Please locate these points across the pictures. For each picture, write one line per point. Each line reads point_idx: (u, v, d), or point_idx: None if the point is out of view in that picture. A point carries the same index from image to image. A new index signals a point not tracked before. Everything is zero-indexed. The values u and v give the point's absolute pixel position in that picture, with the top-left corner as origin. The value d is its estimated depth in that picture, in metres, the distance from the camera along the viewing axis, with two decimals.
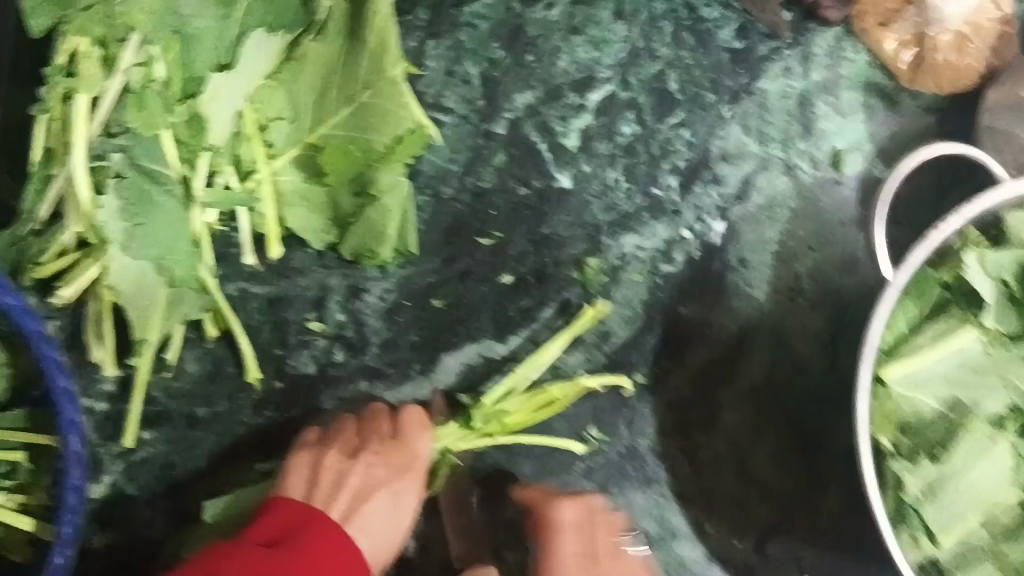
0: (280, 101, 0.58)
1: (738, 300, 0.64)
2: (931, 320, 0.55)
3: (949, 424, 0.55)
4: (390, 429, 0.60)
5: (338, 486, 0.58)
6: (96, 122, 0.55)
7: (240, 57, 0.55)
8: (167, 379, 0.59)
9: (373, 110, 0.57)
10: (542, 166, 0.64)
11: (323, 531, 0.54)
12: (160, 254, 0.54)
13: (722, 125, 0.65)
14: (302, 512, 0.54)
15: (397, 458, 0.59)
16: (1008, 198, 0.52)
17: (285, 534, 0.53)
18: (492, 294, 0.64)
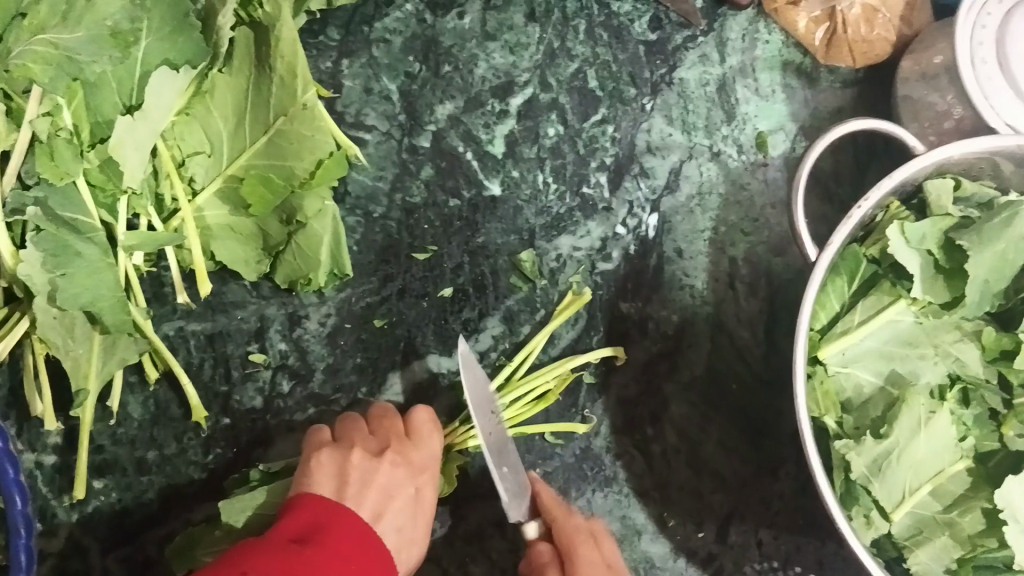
0: (196, 135, 0.60)
1: (677, 291, 0.66)
2: (861, 297, 0.56)
3: (890, 398, 0.55)
4: (404, 428, 0.60)
5: (362, 486, 0.56)
6: (8, 175, 0.56)
7: (146, 98, 0.55)
8: (112, 426, 0.60)
9: (291, 137, 0.58)
10: (470, 175, 0.66)
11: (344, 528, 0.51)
12: (87, 302, 0.54)
13: (646, 118, 0.68)
14: (330, 509, 0.52)
15: (419, 458, 0.58)
16: (924, 168, 0.53)
17: (310, 530, 0.50)
18: (433, 309, 0.64)
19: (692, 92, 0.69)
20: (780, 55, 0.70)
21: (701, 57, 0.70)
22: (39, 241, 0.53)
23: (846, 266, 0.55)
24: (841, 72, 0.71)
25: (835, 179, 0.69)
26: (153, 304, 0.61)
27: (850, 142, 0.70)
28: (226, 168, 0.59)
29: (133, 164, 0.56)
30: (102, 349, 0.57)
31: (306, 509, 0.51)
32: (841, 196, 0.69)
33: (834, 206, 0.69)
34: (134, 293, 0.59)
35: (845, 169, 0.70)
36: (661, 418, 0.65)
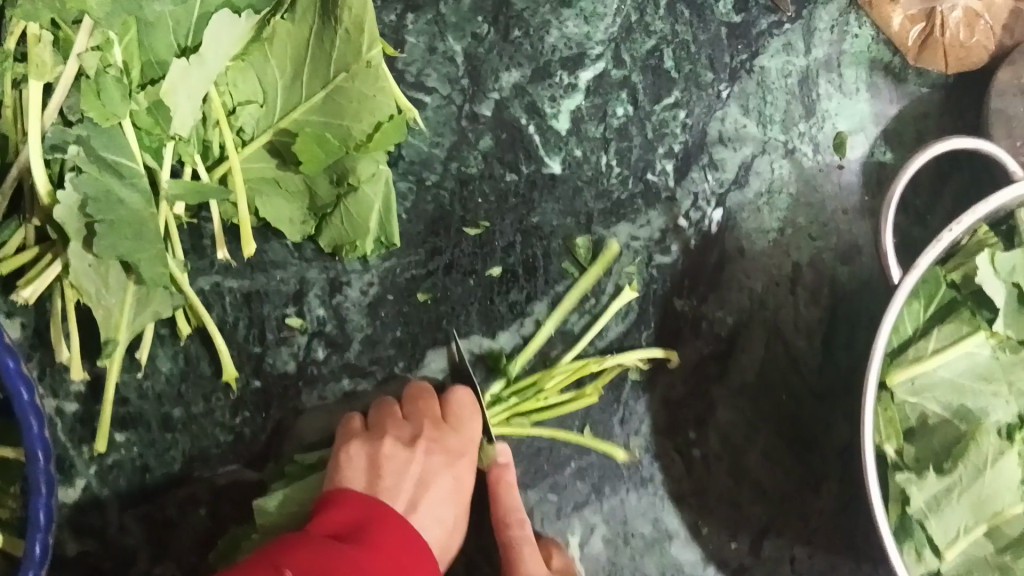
0: (250, 84, 0.56)
1: (734, 291, 0.63)
2: (938, 322, 0.53)
3: (956, 433, 0.52)
4: (441, 411, 0.57)
5: (397, 477, 0.55)
6: (50, 110, 0.53)
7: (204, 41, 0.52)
8: (139, 379, 0.57)
9: (349, 95, 0.54)
10: (531, 150, 0.62)
11: (385, 528, 0.50)
12: (122, 252, 0.52)
13: (721, 106, 0.64)
14: (365, 504, 0.51)
15: (452, 444, 0.57)
16: (1018, 196, 0.50)
17: (352, 529, 0.49)
18: (480, 287, 0.61)
19: (772, 82, 0.65)
20: (867, 52, 0.66)
21: (785, 46, 0.65)
22: (79, 184, 0.51)
23: (926, 289, 0.52)
24: (930, 76, 0.66)
25: (913, 190, 0.66)
26: (191, 256, 0.59)
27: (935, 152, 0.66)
28: (278, 122, 0.56)
29: (187, 111, 0.53)
30: (136, 300, 0.55)
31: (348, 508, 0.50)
32: (917, 208, 0.65)
33: (909, 217, 0.65)
34: (172, 243, 0.56)
35: (924, 180, 0.66)
36: (704, 423, 0.62)
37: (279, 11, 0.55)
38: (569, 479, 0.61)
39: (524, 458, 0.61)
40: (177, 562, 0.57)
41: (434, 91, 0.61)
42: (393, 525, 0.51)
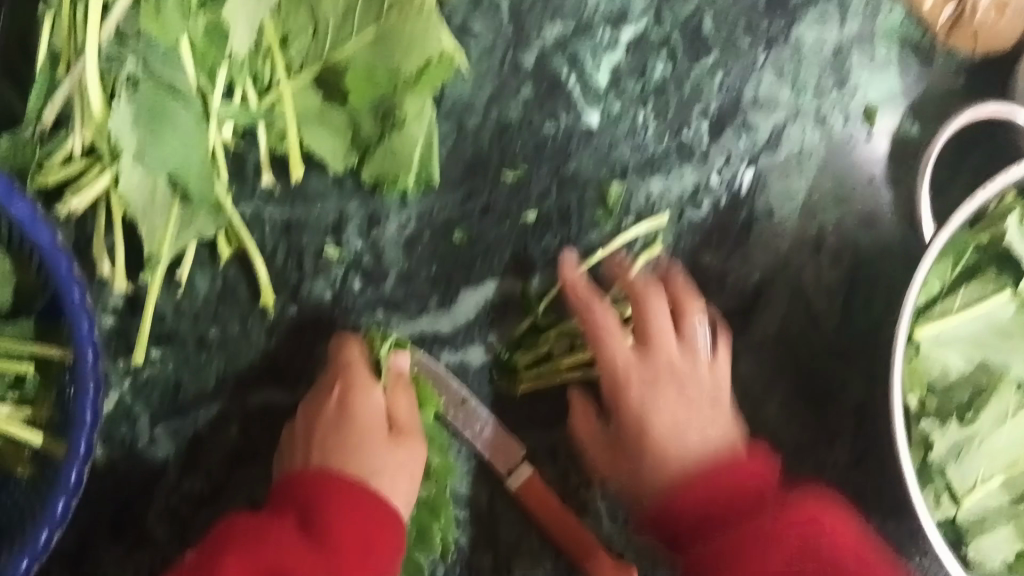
0: (302, 13, 0.57)
1: (761, 249, 0.65)
2: (964, 282, 0.54)
3: (977, 386, 0.54)
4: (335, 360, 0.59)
5: (324, 436, 0.57)
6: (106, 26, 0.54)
7: None
8: (177, 298, 0.58)
9: (400, 31, 0.56)
10: (570, 101, 0.64)
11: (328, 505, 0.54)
12: (173, 166, 0.53)
13: (756, 70, 0.66)
14: (318, 487, 0.54)
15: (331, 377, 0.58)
16: None
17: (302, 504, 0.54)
18: (514, 231, 0.63)
19: (807, 52, 0.67)
20: (899, 29, 0.68)
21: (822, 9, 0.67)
22: (135, 97, 0.52)
23: (954, 251, 0.53)
24: (958, 57, 0.68)
25: (939, 162, 0.67)
26: (234, 182, 0.60)
27: (962, 131, 0.67)
28: (329, 55, 0.57)
29: (242, 38, 0.55)
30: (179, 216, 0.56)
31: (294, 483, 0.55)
32: (941, 181, 0.67)
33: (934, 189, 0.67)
34: (219, 167, 0.58)
35: (949, 158, 0.67)
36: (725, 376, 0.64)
37: None
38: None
39: (547, 399, 0.62)
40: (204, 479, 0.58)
41: (478, 39, 0.62)
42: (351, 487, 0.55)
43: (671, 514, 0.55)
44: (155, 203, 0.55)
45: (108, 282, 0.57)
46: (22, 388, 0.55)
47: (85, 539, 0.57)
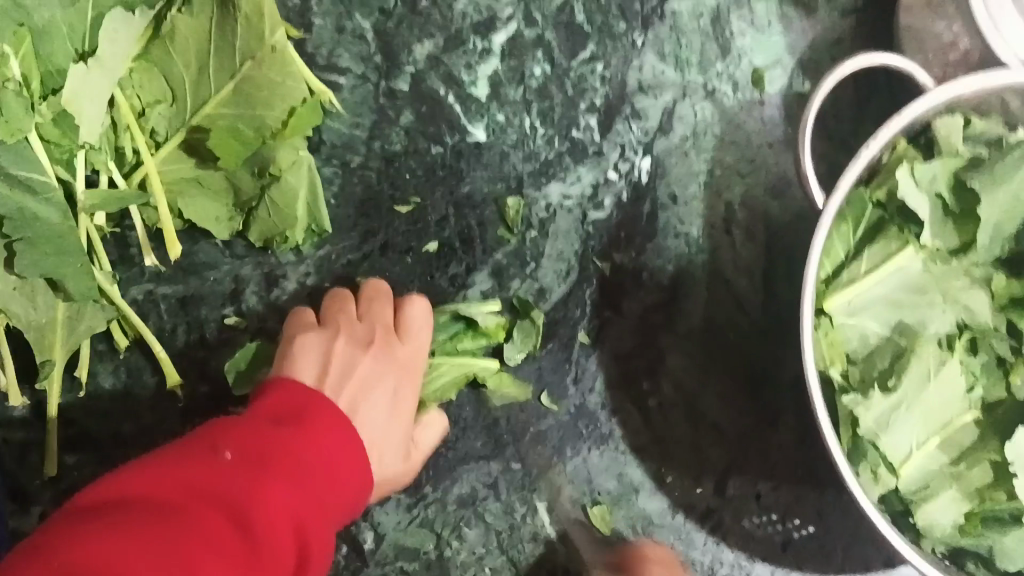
0: (99, 85, 0.52)
1: (672, 238, 0.63)
2: (868, 244, 0.54)
3: (897, 349, 0.54)
4: (291, 402, 0.50)
5: (343, 374, 0.55)
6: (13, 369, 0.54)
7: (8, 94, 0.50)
8: (55, 478, 0.56)
9: (136, 71, 0.55)
10: (453, 120, 0.62)
11: (321, 437, 0.47)
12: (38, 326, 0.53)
13: (637, 54, 0.64)
14: (302, 392, 0.50)
15: (304, 408, 0.49)
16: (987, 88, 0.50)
17: (289, 416, 0.48)
18: (418, 265, 0.61)
19: None
20: None
21: (851, 160, 0.51)
22: None
23: (852, 212, 0.53)
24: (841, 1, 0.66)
25: (835, 115, 0.65)
26: (119, 267, 0.58)
27: (840, 31, 0.66)
28: (265, 41, 0.53)
29: (94, 119, 0.52)
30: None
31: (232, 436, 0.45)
32: (840, 135, 0.65)
33: (833, 144, 0.65)
34: (82, 363, 0.56)
35: (844, 107, 0.65)
36: (627, 347, 0.62)
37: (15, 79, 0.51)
38: (563, 417, 0.61)
39: (501, 449, 0.60)
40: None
41: (346, 53, 0.60)
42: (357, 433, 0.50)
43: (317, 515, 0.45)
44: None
45: (38, 467, 0.56)
46: None
47: None
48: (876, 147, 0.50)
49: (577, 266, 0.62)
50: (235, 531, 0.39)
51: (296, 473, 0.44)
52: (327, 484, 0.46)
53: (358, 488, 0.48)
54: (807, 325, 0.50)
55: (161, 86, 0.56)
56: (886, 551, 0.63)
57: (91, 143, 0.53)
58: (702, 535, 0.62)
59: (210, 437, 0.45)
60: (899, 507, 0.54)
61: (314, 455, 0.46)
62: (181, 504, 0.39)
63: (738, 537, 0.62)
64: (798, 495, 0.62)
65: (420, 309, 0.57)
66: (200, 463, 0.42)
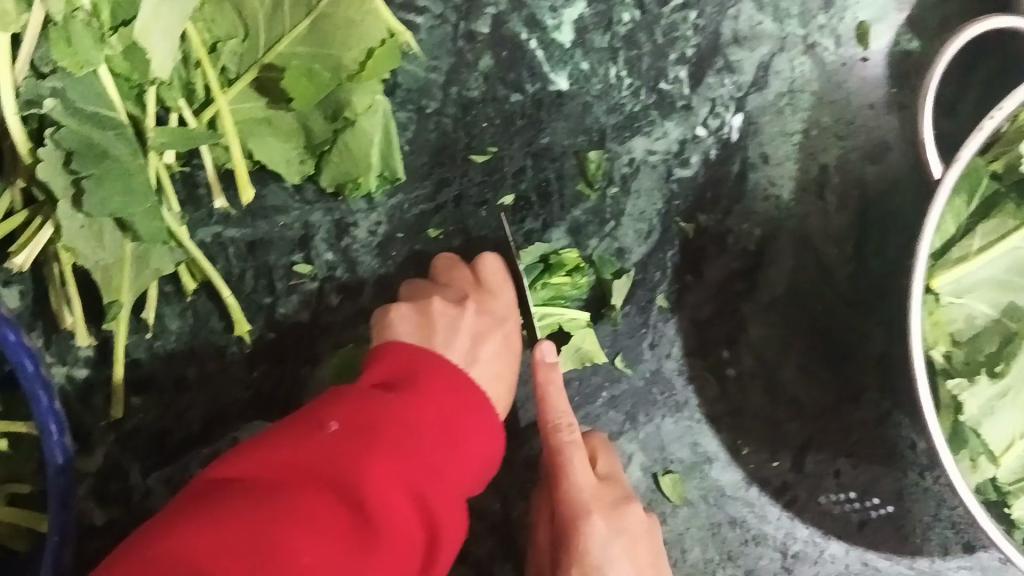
0: (170, 17, 0.49)
1: (760, 201, 0.60)
2: (979, 221, 0.51)
3: (1006, 332, 0.51)
4: (405, 362, 0.48)
5: (448, 331, 0.55)
6: (79, 309, 0.53)
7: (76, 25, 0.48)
8: (118, 420, 0.55)
9: (208, 3, 0.53)
10: (534, 67, 0.58)
11: (431, 401, 0.46)
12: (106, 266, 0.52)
13: (733, 3, 0.60)
14: (417, 353, 0.49)
15: (421, 368, 0.48)
16: None
17: (404, 379, 0.47)
18: (493, 219, 0.58)
19: None
20: None
21: (972, 131, 0.47)
22: (63, 140, 0.49)
23: (969, 185, 0.49)
24: None
25: (945, 76, 0.60)
26: (187, 208, 0.56)
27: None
28: None
29: (165, 56, 0.50)
30: (42, 39, 0.50)
31: (343, 402, 0.44)
32: (947, 97, 0.60)
33: (940, 108, 0.60)
34: (149, 306, 0.54)
35: (953, 69, 0.60)
36: (706, 315, 0.59)
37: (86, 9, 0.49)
38: (636, 383, 0.59)
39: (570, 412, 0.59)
40: (233, 397, 0.56)
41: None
42: (470, 395, 0.48)
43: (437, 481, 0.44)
44: (16, 28, 0.49)
45: (103, 407, 0.55)
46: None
47: (124, 500, 0.55)
48: (1002, 117, 0.45)
49: (660, 225, 0.59)
50: (337, 510, 0.39)
51: (411, 443, 0.43)
52: (443, 451, 0.45)
53: (481, 454, 0.47)
54: (913, 303, 0.47)
55: (232, 21, 0.53)
56: (966, 534, 0.60)
57: (161, 79, 0.51)
58: (776, 509, 0.59)
59: (322, 404, 0.44)
60: (994, 497, 0.51)
61: (424, 419, 0.45)
62: (286, 486, 0.39)
63: (813, 514, 0.59)
64: (878, 476, 0.59)
65: (494, 263, 0.56)
66: (308, 436, 0.42)
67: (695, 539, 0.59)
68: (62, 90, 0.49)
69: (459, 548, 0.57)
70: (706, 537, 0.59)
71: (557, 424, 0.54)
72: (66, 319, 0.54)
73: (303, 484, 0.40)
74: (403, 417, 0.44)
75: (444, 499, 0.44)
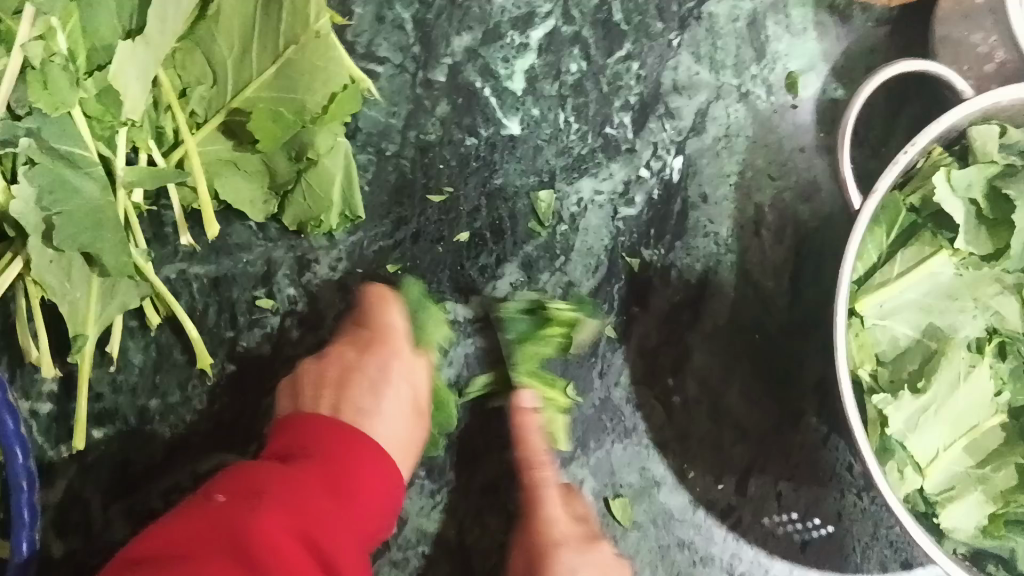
0: (142, 63, 0.52)
1: (701, 238, 0.64)
2: (901, 247, 0.55)
3: (927, 351, 0.55)
4: (302, 435, 0.55)
5: (352, 385, 0.59)
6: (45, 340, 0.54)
7: (52, 68, 0.51)
8: (79, 452, 0.56)
9: (179, 51, 0.56)
10: (487, 112, 0.62)
11: (311, 463, 0.53)
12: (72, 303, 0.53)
13: (672, 55, 0.64)
14: (317, 423, 0.56)
15: (317, 432, 0.55)
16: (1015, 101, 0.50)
17: (296, 452, 0.54)
18: (449, 254, 0.61)
19: None
20: None
21: (887, 165, 0.51)
22: (34, 176, 0.51)
23: (886, 216, 0.54)
24: (874, 10, 0.66)
25: (867, 122, 0.65)
26: (154, 245, 0.58)
27: (872, 41, 0.66)
28: (310, 24, 0.54)
29: (136, 98, 0.53)
30: (18, 83, 0.53)
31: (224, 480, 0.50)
32: (870, 140, 0.65)
33: (864, 151, 0.65)
34: (113, 338, 0.56)
35: (876, 115, 0.65)
36: (652, 344, 0.62)
37: (61, 54, 0.52)
38: (587, 410, 0.61)
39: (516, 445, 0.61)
40: (195, 429, 0.58)
41: (384, 43, 0.61)
42: (355, 447, 0.55)
43: (329, 536, 0.50)
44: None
45: (65, 439, 0.56)
46: None
47: (83, 532, 0.56)
48: (914, 152, 0.50)
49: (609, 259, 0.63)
50: (240, 564, 0.45)
51: (302, 506, 0.50)
52: (327, 512, 0.51)
53: (374, 511, 0.54)
54: (836, 325, 0.50)
55: (202, 70, 0.56)
56: (904, 552, 0.63)
57: (133, 120, 0.54)
58: (721, 531, 0.62)
59: (212, 483, 0.51)
60: (922, 509, 0.55)
61: (311, 481, 0.52)
62: (193, 552, 0.45)
63: (758, 535, 0.62)
64: (818, 497, 0.62)
65: (381, 295, 0.59)
66: (198, 510, 0.48)
67: (645, 561, 0.61)
68: (36, 130, 0.52)
69: (416, 575, 0.59)
70: (655, 561, 0.61)
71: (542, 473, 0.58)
72: (33, 350, 0.55)
73: (212, 538, 0.46)
74: (291, 485, 0.51)
75: (339, 552, 0.50)
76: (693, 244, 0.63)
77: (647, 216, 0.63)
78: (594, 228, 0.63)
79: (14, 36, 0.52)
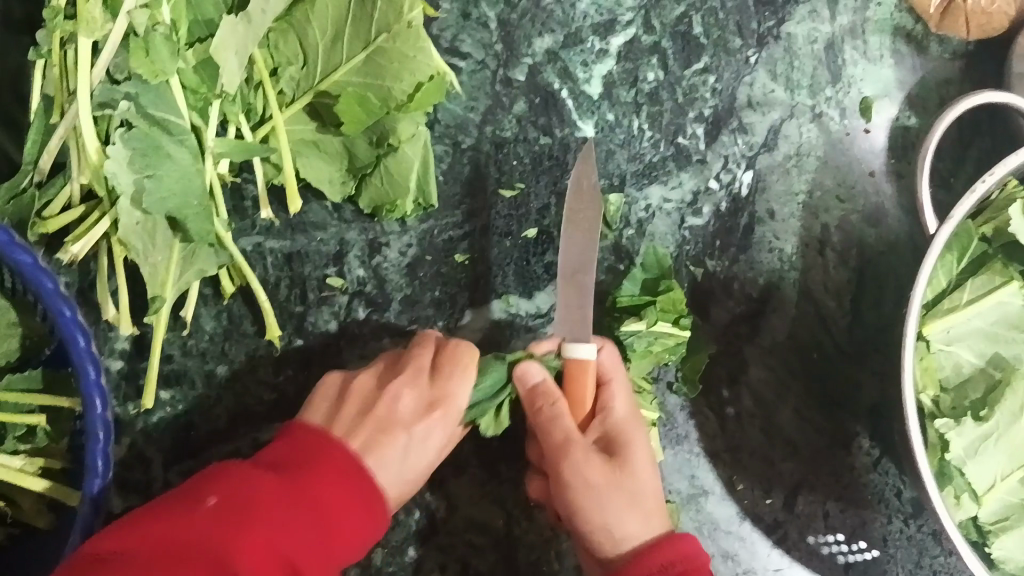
0: (239, 40, 0.54)
1: (766, 253, 0.64)
2: (971, 275, 0.55)
3: (991, 380, 0.55)
4: (300, 442, 0.52)
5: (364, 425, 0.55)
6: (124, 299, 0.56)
7: (154, 36, 0.52)
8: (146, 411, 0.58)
9: (274, 31, 0.57)
10: (564, 114, 0.63)
11: (302, 475, 0.50)
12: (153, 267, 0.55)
13: (749, 71, 0.65)
14: (309, 439, 0.53)
15: (308, 451, 0.52)
16: None
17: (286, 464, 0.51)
18: (515, 249, 0.62)
19: None
20: (891, 19, 0.66)
21: (965, 192, 0.51)
22: (129, 138, 0.52)
23: (958, 244, 0.53)
24: (952, 43, 0.66)
25: (938, 151, 0.66)
26: (233, 217, 0.60)
27: (949, 72, 0.67)
28: (404, 14, 0.55)
29: (233, 72, 0.55)
30: (120, 50, 0.55)
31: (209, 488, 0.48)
32: (939, 170, 0.66)
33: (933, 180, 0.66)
34: (189, 304, 0.58)
35: (947, 146, 0.66)
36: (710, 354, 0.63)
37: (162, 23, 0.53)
38: None
39: None
40: (258, 399, 0.59)
41: (468, 39, 0.62)
42: (345, 477, 0.52)
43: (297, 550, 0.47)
44: (99, 35, 0.54)
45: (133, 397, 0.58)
46: (35, 440, 0.56)
47: (143, 489, 0.57)
48: (993, 181, 0.50)
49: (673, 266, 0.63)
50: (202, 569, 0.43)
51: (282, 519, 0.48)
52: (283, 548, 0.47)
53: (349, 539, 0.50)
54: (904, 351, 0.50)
55: (293, 49, 0.57)
56: None
57: (227, 93, 0.56)
58: (767, 545, 0.62)
59: (198, 490, 0.48)
60: (976, 537, 0.55)
61: (285, 503, 0.48)
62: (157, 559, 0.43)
63: (802, 554, 0.62)
64: (866, 521, 0.62)
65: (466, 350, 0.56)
66: (180, 512, 0.46)
67: None
68: (136, 95, 0.53)
69: (460, 561, 0.59)
70: None
71: (612, 422, 0.55)
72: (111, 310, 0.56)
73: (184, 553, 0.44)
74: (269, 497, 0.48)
75: None
76: (757, 259, 0.64)
77: (713, 227, 0.64)
78: (659, 235, 0.64)
79: (121, 4, 0.53)
